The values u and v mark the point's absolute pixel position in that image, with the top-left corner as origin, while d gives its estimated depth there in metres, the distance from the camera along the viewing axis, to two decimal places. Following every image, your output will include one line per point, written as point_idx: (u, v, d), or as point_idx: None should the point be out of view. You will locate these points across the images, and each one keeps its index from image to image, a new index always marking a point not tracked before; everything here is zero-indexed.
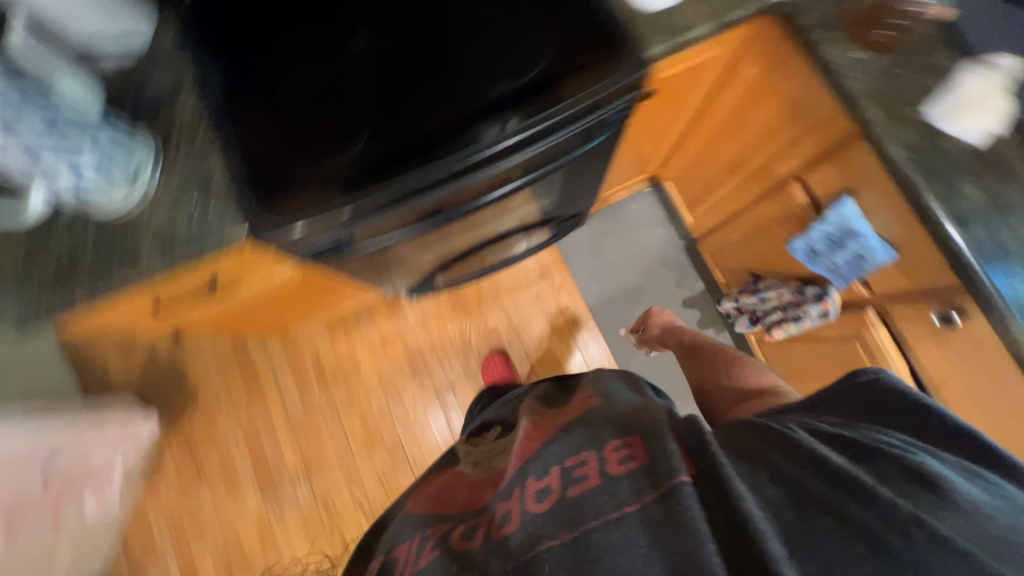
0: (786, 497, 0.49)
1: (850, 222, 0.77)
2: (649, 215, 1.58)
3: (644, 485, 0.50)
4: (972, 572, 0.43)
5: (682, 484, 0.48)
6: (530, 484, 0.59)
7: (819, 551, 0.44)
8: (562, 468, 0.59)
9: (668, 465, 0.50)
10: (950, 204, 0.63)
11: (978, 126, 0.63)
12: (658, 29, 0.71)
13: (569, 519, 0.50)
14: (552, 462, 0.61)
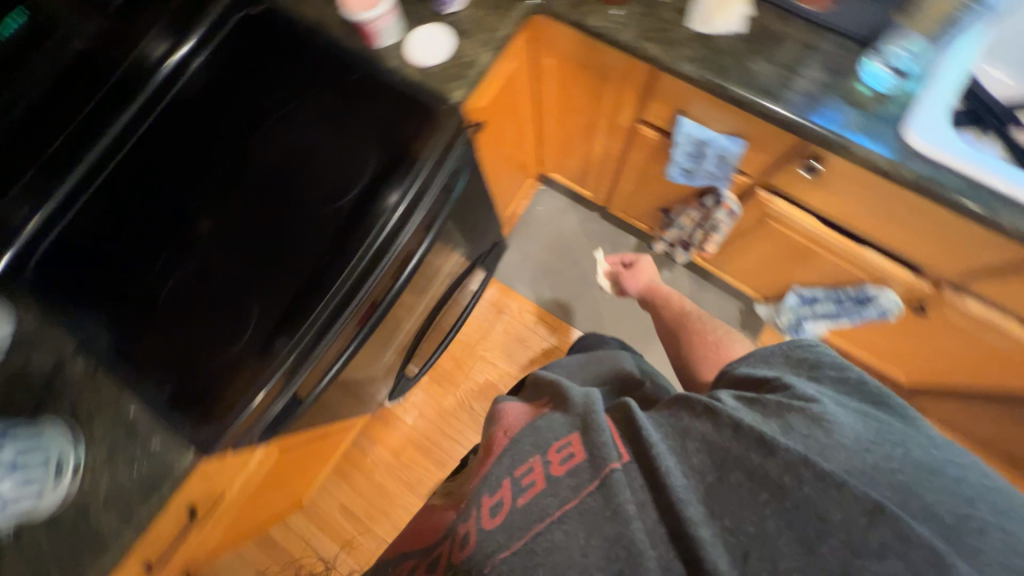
0: (708, 461, 0.51)
1: (694, 133, 0.84)
2: (557, 207, 1.65)
3: (583, 477, 0.52)
4: (851, 497, 0.45)
5: (613, 471, 0.52)
6: (484, 498, 0.55)
7: (729, 507, 0.47)
8: (510, 475, 0.56)
9: (603, 449, 0.54)
10: (750, 84, 0.70)
11: (733, 16, 0.71)
12: (449, 77, 0.77)
13: (519, 529, 0.51)
14: (502, 468, 0.57)
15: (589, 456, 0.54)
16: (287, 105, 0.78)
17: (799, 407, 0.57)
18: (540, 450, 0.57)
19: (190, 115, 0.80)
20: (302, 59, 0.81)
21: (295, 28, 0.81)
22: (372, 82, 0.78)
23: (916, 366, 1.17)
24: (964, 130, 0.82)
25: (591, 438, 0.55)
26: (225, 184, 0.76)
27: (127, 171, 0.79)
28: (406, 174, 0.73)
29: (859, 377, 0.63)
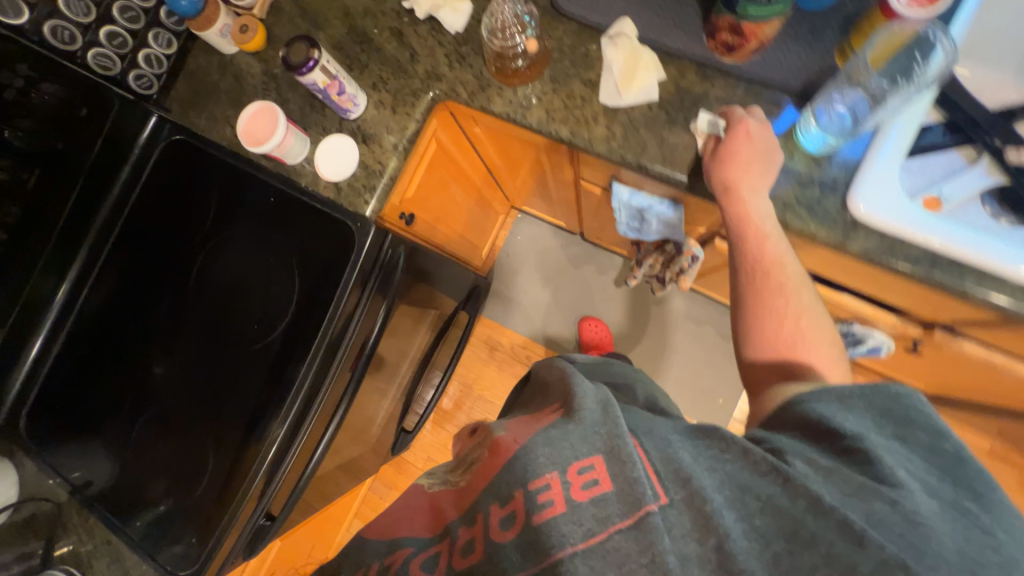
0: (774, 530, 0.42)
1: (629, 200, 0.77)
2: (538, 234, 1.60)
3: (610, 511, 0.45)
4: None
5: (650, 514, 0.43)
6: (492, 507, 0.51)
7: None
8: (523, 487, 0.49)
9: (641, 487, 0.45)
10: (671, 161, 0.64)
11: (646, 86, 0.64)
12: (361, 190, 0.75)
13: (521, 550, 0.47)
14: (513, 477, 0.50)
15: (618, 489, 0.45)
16: (212, 236, 0.79)
17: (881, 485, 0.42)
18: (559, 465, 0.48)
19: (130, 254, 0.82)
20: (224, 177, 0.79)
21: (209, 149, 0.80)
22: (289, 201, 0.76)
23: (935, 384, 1.06)
24: (946, 152, 0.71)
25: (619, 468, 0.46)
26: (173, 322, 0.79)
27: (84, 319, 0.82)
28: (332, 295, 0.73)
29: (959, 454, 0.47)
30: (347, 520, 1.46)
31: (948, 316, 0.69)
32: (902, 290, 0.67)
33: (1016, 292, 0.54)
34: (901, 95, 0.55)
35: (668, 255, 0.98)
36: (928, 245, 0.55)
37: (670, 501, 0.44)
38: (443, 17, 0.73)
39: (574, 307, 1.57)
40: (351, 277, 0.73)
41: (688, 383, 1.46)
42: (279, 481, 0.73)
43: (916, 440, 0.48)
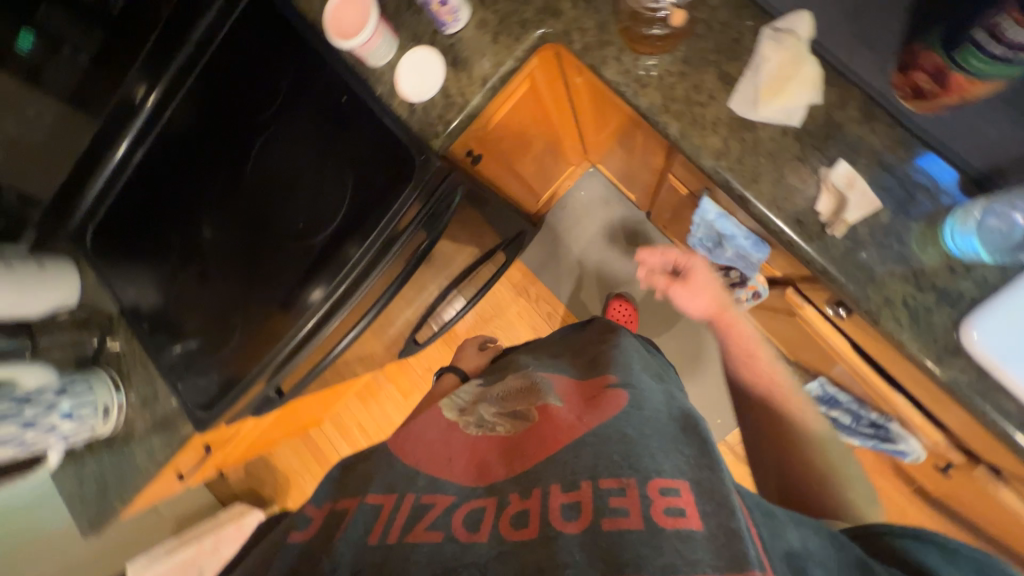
0: None
1: (712, 220, 0.72)
2: (602, 197, 1.50)
3: (701, 554, 0.42)
4: None
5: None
6: (557, 493, 0.51)
7: None
8: (593, 480, 0.51)
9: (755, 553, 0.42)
10: (780, 204, 0.55)
11: (792, 104, 0.55)
12: (437, 117, 0.70)
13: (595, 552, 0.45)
14: (582, 468, 0.53)
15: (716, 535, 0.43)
16: (279, 116, 0.76)
17: None
18: (639, 475, 0.49)
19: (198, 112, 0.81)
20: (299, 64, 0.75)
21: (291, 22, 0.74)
22: (360, 109, 0.72)
23: (943, 495, 1.02)
24: None
25: (712, 508, 0.46)
26: (228, 193, 0.80)
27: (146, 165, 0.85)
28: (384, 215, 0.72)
29: None
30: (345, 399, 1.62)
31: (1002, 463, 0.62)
32: (965, 420, 0.60)
33: None
34: None
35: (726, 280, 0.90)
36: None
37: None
38: None
39: (611, 282, 1.52)
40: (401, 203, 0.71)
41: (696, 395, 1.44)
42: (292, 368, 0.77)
43: None
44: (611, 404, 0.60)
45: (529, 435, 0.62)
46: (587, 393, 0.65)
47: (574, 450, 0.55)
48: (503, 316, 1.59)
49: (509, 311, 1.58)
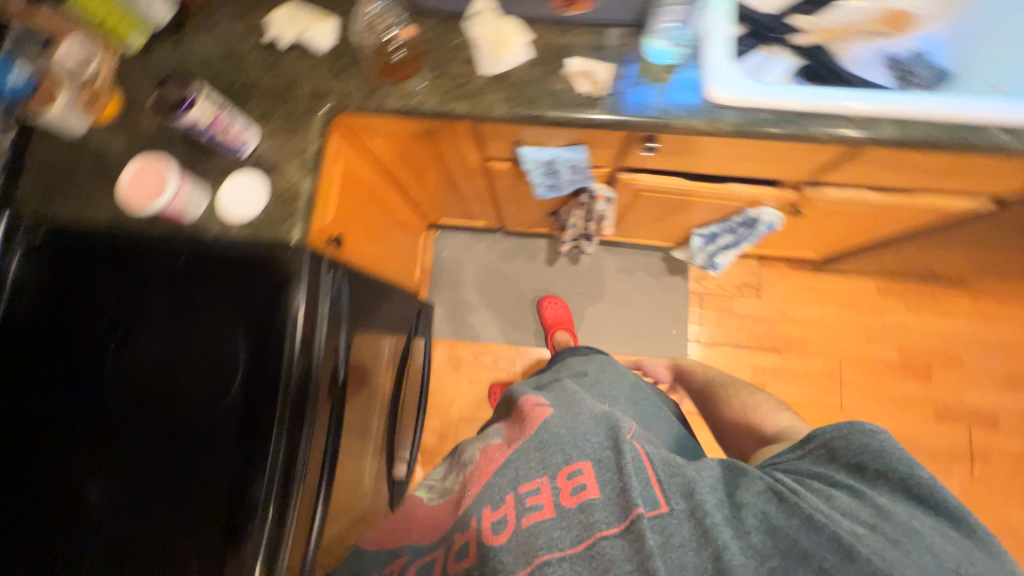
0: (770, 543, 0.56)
1: (536, 157, 0.86)
2: (461, 244, 1.64)
3: (651, 498, 0.59)
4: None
5: (638, 517, 0.56)
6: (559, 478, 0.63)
7: None
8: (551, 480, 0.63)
9: (647, 496, 0.59)
10: (564, 104, 0.71)
11: (517, 48, 0.72)
12: (276, 220, 0.73)
13: (558, 526, 0.59)
14: (557, 464, 0.64)
15: (609, 494, 0.60)
16: (113, 327, 0.69)
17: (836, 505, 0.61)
18: (549, 472, 0.64)
19: (30, 405, 0.68)
20: (128, 276, 0.71)
21: (79, 238, 0.72)
22: (197, 262, 0.71)
23: (827, 244, 1.30)
24: (753, 53, 0.88)
25: (605, 477, 0.62)
26: (133, 464, 0.65)
27: None
28: (283, 356, 0.67)
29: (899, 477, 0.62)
30: None
31: (809, 172, 0.86)
32: (775, 156, 0.81)
33: (857, 122, 0.70)
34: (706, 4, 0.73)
35: (582, 205, 1.06)
36: (854, 111, 0.69)
37: (671, 507, 0.59)
38: (310, 38, 0.76)
39: (519, 296, 1.61)
40: (295, 373, 0.67)
41: (640, 343, 1.54)
42: (288, 538, 0.65)
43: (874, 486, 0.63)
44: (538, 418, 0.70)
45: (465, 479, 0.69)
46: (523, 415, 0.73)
47: (503, 471, 0.66)
48: (457, 388, 1.55)
49: (459, 381, 1.55)
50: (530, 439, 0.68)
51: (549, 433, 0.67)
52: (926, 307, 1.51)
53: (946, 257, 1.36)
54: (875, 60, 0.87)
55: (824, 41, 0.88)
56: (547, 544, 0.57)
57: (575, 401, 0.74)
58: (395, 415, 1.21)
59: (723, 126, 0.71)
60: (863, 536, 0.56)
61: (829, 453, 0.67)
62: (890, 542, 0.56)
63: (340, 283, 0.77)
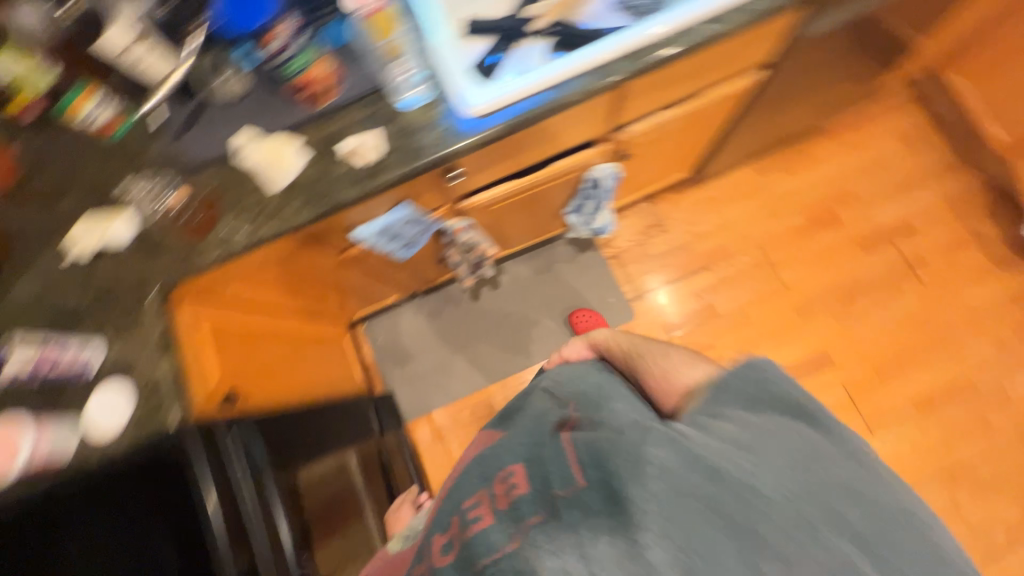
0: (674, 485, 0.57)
1: (372, 230, 0.89)
2: (390, 324, 1.64)
3: (569, 478, 0.65)
4: (703, 520, 0.54)
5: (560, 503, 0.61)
6: (500, 481, 0.73)
7: (697, 526, 0.54)
8: (493, 484, 0.73)
9: (569, 478, 0.63)
10: (356, 181, 0.76)
11: (293, 156, 0.76)
12: (151, 414, 0.72)
13: (498, 529, 0.65)
14: (500, 468, 0.76)
15: (539, 491, 0.66)
16: None
17: (735, 430, 0.62)
18: (488, 482, 0.75)
19: None
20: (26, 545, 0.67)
21: None
22: (88, 496, 0.68)
23: (685, 160, 1.38)
24: (513, 50, 0.96)
25: (534, 471, 0.70)
26: None
27: None
28: (212, 545, 0.67)
29: (785, 395, 0.66)
30: None
31: (605, 124, 0.93)
32: (565, 127, 0.87)
33: (607, 81, 0.77)
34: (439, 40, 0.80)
35: (451, 243, 1.10)
36: (588, 65, 0.76)
37: (591, 483, 0.62)
38: (111, 239, 0.78)
39: (465, 342, 1.62)
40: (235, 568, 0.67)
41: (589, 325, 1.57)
42: None
43: (772, 410, 0.65)
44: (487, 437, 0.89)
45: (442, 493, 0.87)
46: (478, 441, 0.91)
47: (459, 493, 0.78)
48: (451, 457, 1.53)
49: (449, 449, 1.54)
50: (487, 459, 0.79)
51: (501, 450, 0.79)
52: (802, 164, 1.61)
53: (787, 119, 1.46)
54: (609, 12, 0.98)
55: (562, 15, 0.98)
56: (491, 550, 0.62)
57: (532, 418, 0.81)
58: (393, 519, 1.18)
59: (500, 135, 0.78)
60: (761, 465, 0.58)
61: (723, 390, 0.68)
62: (789, 467, 0.58)
63: (252, 450, 0.78)
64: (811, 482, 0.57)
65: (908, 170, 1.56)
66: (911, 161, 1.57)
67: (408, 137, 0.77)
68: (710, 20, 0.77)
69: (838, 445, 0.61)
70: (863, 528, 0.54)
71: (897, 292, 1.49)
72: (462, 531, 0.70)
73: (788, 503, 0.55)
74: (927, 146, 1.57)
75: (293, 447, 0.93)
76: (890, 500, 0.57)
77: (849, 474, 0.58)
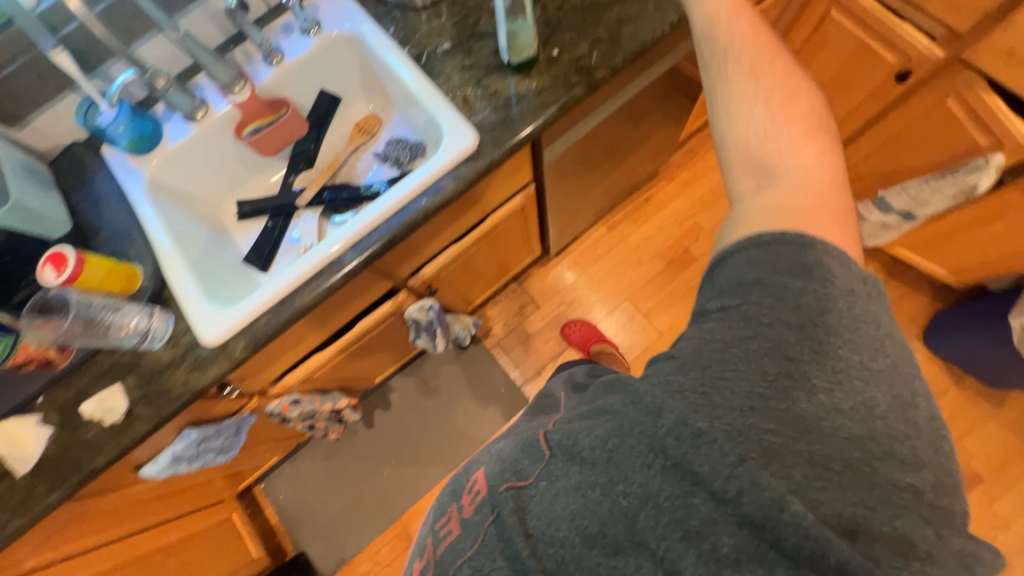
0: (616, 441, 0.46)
1: (164, 462, 0.82)
2: (288, 475, 1.56)
3: (527, 465, 0.51)
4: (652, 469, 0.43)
5: (504, 490, 0.50)
6: (461, 488, 0.55)
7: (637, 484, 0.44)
8: (452, 502, 0.55)
9: (533, 452, 0.51)
10: (108, 443, 0.71)
11: (36, 435, 0.71)
12: None
13: (464, 540, 0.50)
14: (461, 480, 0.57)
15: (491, 484, 0.51)
16: None
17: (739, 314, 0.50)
18: (454, 497, 0.55)
19: None
20: None
21: None
22: None
23: (526, 250, 1.40)
24: (290, 228, 0.97)
25: (492, 466, 0.53)
26: None
27: None
28: None
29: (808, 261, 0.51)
30: None
31: (388, 281, 0.92)
32: (341, 302, 0.87)
33: (339, 270, 0.74)
34: (168, 266, 0.77)
35: (286, 418, 1.05)
36: (316, 265, 0.74)
37: (553, 451, 0.50)
38: None
39: (369, 473, 1.55)
40: None
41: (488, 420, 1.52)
42: None
43: (790, 271, 0.51)
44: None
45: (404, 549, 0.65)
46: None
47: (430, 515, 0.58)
48: None
49: None
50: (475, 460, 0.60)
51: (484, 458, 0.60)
52: (649, 211, 1.68)
53: (616, 180, 1.51)
54: (374, 169, 0.99)
55: (332, 177, 0.99)
56: (455, 559, 0.49)
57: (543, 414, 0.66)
58: None
59: (241, 353, 0.72)
60: (704, 362, 0.48)
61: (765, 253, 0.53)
62: (757, 377, 0.46)
63: None
64: (771, 377, 0.46)
65: None
66: None
67: (153, 381, 0.73)
68: (428, 192, 0.76)
69: (825, 323, 0.48)
70: (818, 420, 0.44)
71: None
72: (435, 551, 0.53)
73: (726, 441, 0.42)
74: None
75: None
76: (871, 395, 0.46)
77: (829, 354, 0.47)
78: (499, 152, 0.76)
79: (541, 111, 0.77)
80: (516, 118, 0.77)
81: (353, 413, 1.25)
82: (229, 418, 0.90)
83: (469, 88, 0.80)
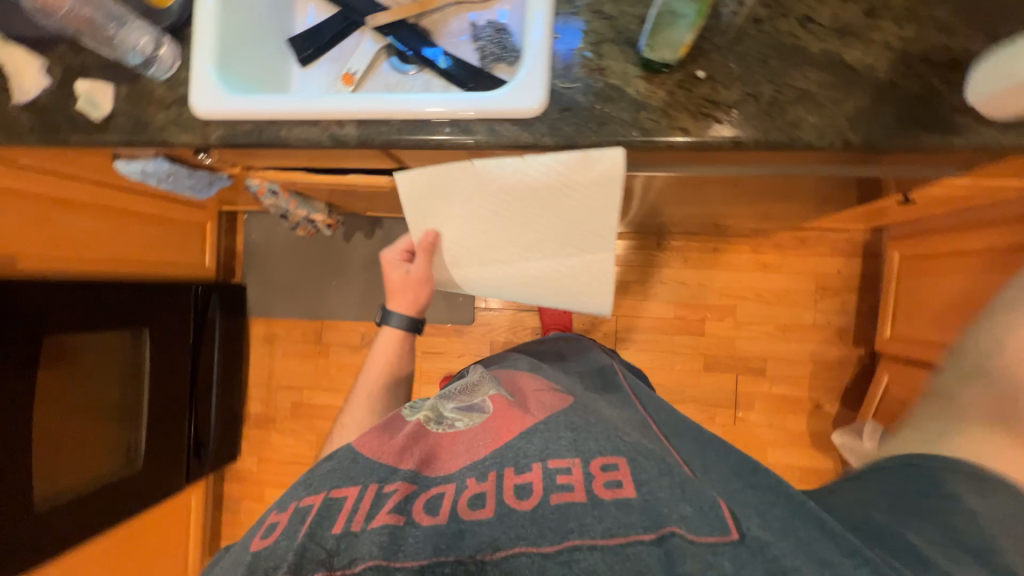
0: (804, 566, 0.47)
1: (136, 170, 0.88)
2: (267, 225, 1.69)
3: (711, 527, 0.50)
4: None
5: (672, 533, 0.49)
6: (596, 462, 0.56)
7: None
8: (543, 462, 0.56)
9: (711, 518, 0.51)
10: (83, 129, 0.73)
11: (36, 79, 0.74)
12: None
13: (591, 514, 0.51)
14: (562, 445, 0.58)
15: (646, 496, 0.53)
16: None
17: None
18: (582, 456, 0.57)
19: None
20: None
21: None
22: None
23: None
24: (349, 39, 0.86)
25: (645, 477, 0.54)
26: None
27: None
28: None
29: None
30: (197, 528, 1.59)
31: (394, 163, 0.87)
32: (337, 155, 0.83)
33: (336, 136, 0.69)
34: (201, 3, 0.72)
35: (258, 196, 1.10)
36: (316, 116, 0.69)
37: (742, 538, 0.49)
38: None
39: (324, 273, 1.68)
40: None
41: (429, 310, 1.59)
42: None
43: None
44: (559, 402, 0.67)
45: (485, 425, 0.64)
46: (536, 393, 0.69)
47: (529, 437, 0.60)
48: (274, 360, 1.70)
49: (274, 353, 1.70)
50: (557, 416, 0.63)
51: (575, 416, 0.63)
52: (709, 261, 1.49)
53: (702, 217, 1.30)
54: (459, 43, 0.84)
55: (418, 17, 0.84)
56: (574, 521, 0.50)
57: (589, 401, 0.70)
58: (187, 387, 1.40)
59: (213, 138, 0.72)
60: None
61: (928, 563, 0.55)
62: None
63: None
64: None
65: (801, 318, 1.45)
66: (811, 309, 1.44)
67: (139, 105, 0.73)
68: (455, 126, 0.66)
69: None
70: None
71: (710, 417, 1.48)
72: (540, 492, 0.53)
73: None
74: (837, 302, 1.43)
75: (47, 333, 1.01)
76: None
77: None
78: (551, 139, 0.64)
79: (628, 126, 0.62)
80: (597, 115, 0.63)
81: (325, 229, 1.30)
82: (206, 171, 0.95)
83: (584, 45, 0.64)
